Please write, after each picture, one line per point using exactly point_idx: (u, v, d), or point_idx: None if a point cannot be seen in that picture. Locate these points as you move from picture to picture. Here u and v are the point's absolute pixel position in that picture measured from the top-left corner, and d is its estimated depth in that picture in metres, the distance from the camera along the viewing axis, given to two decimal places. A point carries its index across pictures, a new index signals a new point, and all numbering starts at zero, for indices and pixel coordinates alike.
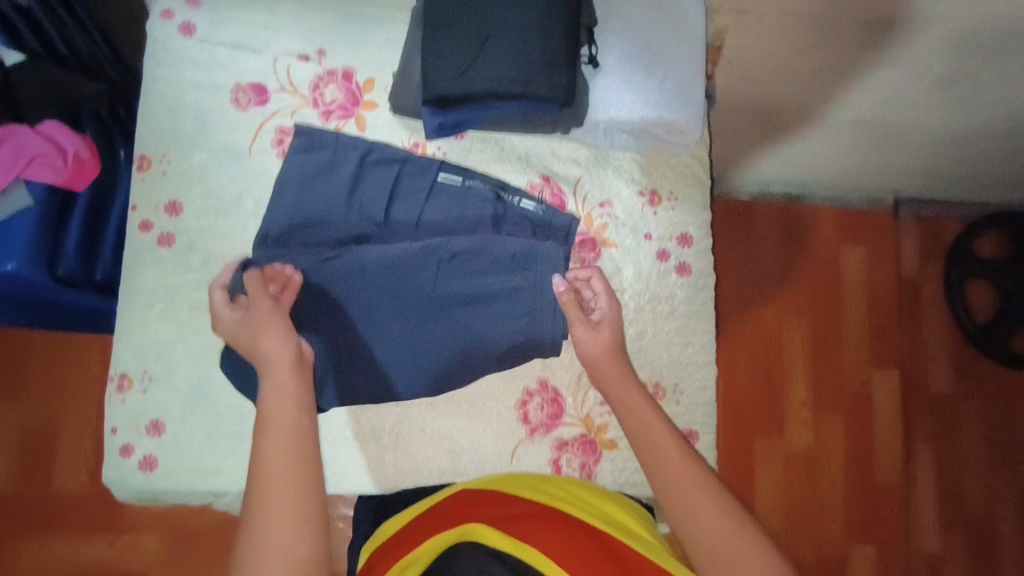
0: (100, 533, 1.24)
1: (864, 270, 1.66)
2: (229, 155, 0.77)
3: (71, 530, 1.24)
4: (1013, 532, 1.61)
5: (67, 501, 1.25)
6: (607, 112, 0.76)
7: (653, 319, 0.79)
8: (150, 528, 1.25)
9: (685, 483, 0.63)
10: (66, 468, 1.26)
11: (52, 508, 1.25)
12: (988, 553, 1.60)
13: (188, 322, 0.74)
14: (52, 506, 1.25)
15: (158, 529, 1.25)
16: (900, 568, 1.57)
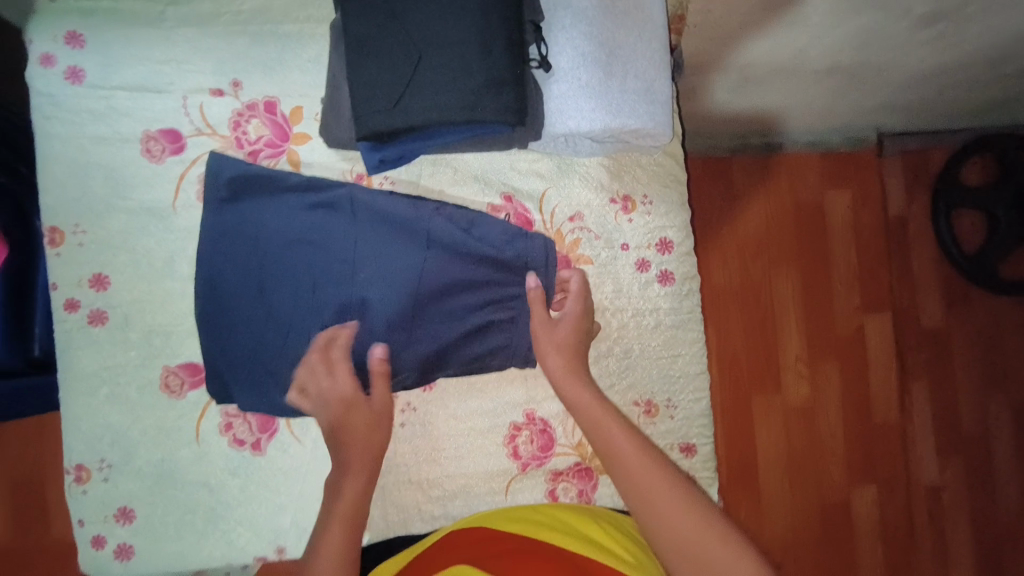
0: None
1: (851, 213, 1.60)
2: (151, 215, 0.69)
3: None
4: (1006, 451, 1.65)
5: None
6: (565, 123, 0.66)
7: (638, 334, 0.74)
8: None
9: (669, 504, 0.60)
10: None
11: None
12: (984, 474, 1.65)
13: (140, 403, 0.68)
14: None
15: None
16: (901, 502, 1.61)
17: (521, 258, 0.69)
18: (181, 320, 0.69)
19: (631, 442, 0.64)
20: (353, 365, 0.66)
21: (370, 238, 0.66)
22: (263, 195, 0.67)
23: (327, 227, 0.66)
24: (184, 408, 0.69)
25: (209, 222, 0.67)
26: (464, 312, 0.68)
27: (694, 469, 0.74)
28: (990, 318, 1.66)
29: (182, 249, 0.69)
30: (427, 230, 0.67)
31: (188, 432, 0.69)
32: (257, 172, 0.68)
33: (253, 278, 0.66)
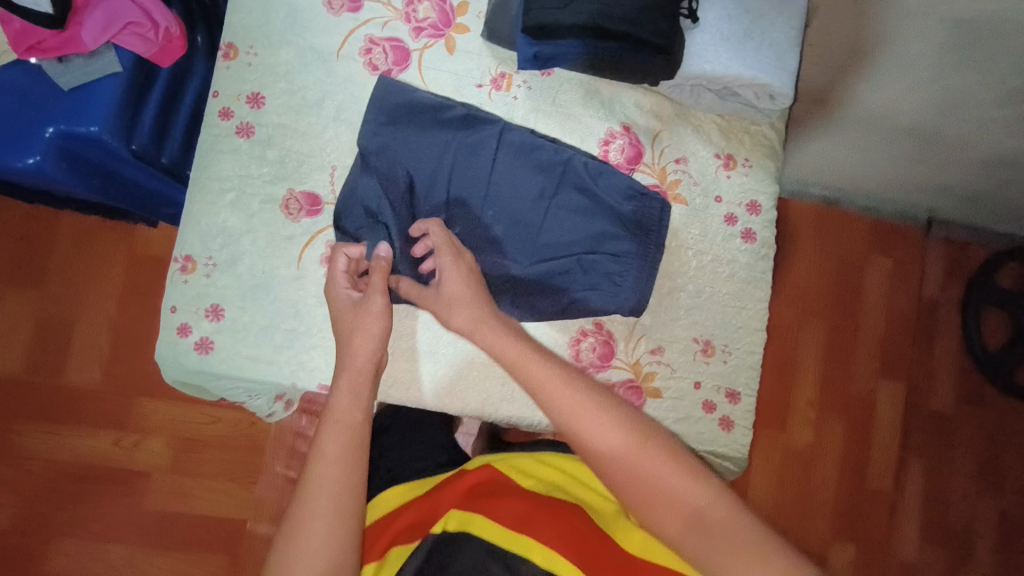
0: (108, 429, 1.25)
1: (885, 285, 1.65)
2: (316, 56, 0.76)
3: (81, 422, 1.25)
4: (988, 552, 1.63)
5: (80, 393, 1.26)
6: (702, 66, 0.74)
7: (712, 280, 0.80)
8: (158, 432, 1.26)
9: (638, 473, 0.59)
10: (81, 359, 1.26)
11: (67, 399, 1.25)
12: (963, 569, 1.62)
13: (257, 215, 0.74)
14: (66, 397, 1.26)
15: (166, 435, 1.26)
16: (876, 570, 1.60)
17: (640, 218, 0.75)
18: (314, 153, 0.75)
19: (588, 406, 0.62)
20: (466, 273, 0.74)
21: (510, 174, 0.75)
22: (423, 122, 0.75)
23: (475, 156, 0.75)
24: (293, 231, 0.74)
25: (374, 115, 0.74)
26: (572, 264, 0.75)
27: (734, 416, 0.79)
28: (999, 418, 1.68)
29: (332, 92, 0.76)
30: (562, 173, 0.75)
31: (292, 253, 0.74)
32: (418, 99, 0.75)
33: (398, 192, 0.74)
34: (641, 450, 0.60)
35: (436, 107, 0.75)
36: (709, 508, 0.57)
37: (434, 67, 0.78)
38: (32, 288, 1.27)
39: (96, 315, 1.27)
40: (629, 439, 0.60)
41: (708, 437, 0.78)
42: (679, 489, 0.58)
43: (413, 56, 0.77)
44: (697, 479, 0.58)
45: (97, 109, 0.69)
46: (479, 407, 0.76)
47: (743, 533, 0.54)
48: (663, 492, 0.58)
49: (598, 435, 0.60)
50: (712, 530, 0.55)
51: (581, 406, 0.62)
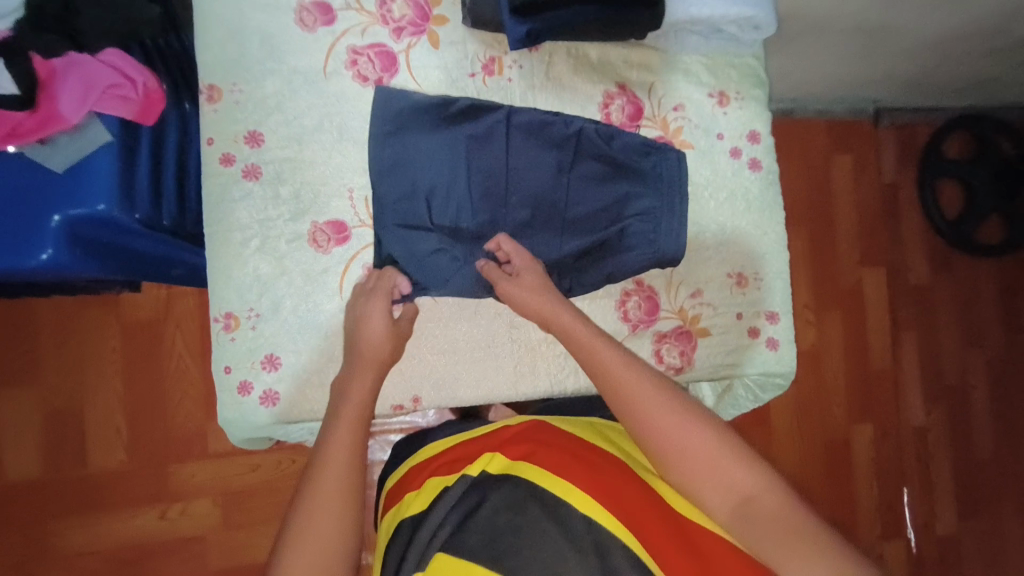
0: (148, 506, 1.13)
1: (852, 179, 1.72)
2: (304, 79, 0.73)
3: (116, 509, 1.12)
4: (983, 399, 1.79)
5: (107, 479, 1.12)
6: (688, 11, 0.75)
7: (732, 213, 0.83)
8: (201, 492, 1.14)
9: (687, 454, 0.58)
10: (100, 441, 1.12)
11: (93, 488, 1.11)
12: (966, 419, 1.78)
13: (287, 255, 0.73)
14: (90, 487, 1.11)
15: (210, 493, 1.14)
16: (893, 441, 1.71)
17: (661, 170, 0.76)
18: (327, 178, 0.74)
19: (640, 379, 0.63)
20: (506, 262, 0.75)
21: (526, 155, 0.76)
22: (429, 122, 0.74)
23: (488, 144, 0.75)
24: (327, 263, 0.74)
25: (379, 127, 0.73)
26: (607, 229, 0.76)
27: (776, 335, 0.84)
28: (968, 279, 1.81)
29: (329, 113, 0.74)
30: (576, 144, 0.76)
31: (332, 285, 0.74)
32: (419, 100, 0.74)
33: (422, 195, 0.73)
34: (696, 433, 0.59)
35: (437, 105, 0.74)
36: (759, 496, 0.55)
37: (423, 66, 0.77)
38: (22, 384, 1.11)
39: (105, 395, 1.12)
40: (684, 423, 0.59)
41: (760, 360, 0.83)
42: (727, 473, 0.57)
43: (400, 59, 0.76)
44: (746, 466, 0.57)
45: (99, 186, 0.66)
46: (548, 386, 0.79)
47: (794, 524, 0.53)
48: (715, 477, 0.57)
49: (656, 420, 0.60)
50: (764, 516, 0.54)
51: (641, 389, 0.62)
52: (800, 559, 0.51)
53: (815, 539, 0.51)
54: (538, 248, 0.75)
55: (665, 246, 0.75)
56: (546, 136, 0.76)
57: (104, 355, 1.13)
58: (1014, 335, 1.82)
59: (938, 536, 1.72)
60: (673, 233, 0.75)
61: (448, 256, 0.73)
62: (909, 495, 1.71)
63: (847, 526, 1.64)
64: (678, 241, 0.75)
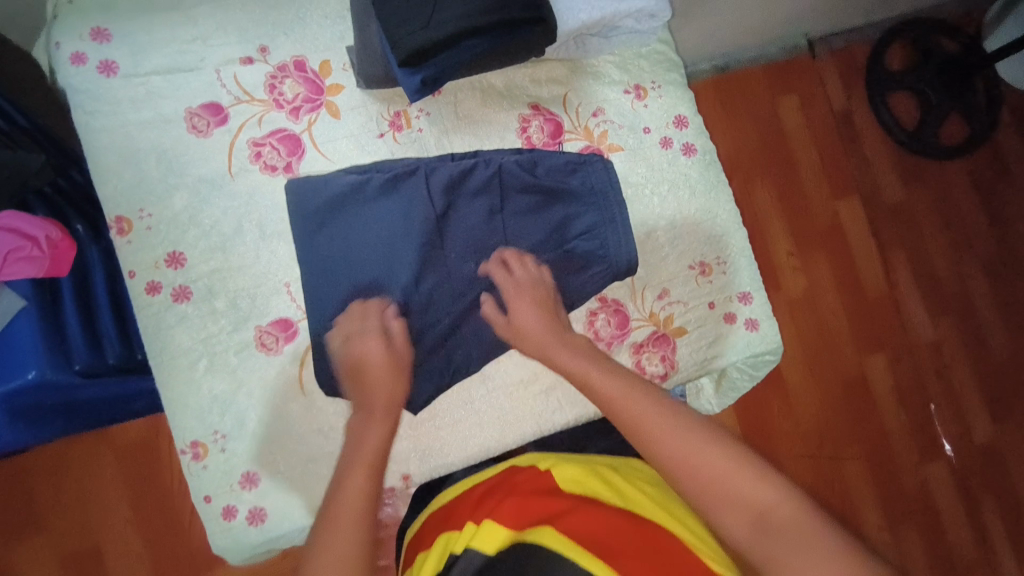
0: None
1: (803, 117, 1.68)
2: (211, 186, 0.71)
3: None
4: (987, 300, 1.76)
5: None
6: (576, 17, 0.71)
7: (678, 206, 0.81)
8: None
9: (704, 474, 0.54)
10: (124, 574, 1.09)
11: None
12: (974, 323, 1.75)
13: (240, 367, 0.71)
14: None
15: None
16: (908, 364, 1.68)
17: (594, 180, 0.75)
18: (263, 279, 0.72)
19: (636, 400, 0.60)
20: (461, 319, 0.72)
21: (455, 207, 0.73)
22: (351, 202, 0.71)
23: (415, 211, 0.72)
24: (283, 363, 0.72)
25: (298, 220, 0.71)
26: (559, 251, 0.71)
27: (754, 314, 0.82)
28: (943, 186, 1.77)
29: (247, 212, 0.72)
30: (501, 177, 0.74)
31: (292, 385, 0.72)
32: (333, 189, 0.71)
33: (363, 282, 0.70)
34: (707, 452, 0.55)
35: (353, 185, 0.72)
36: (777, 509, 0.52)
37: (328, 140, 0.74)
38: (29, 539, 1.08)
39: (116, 527, 1.10)
40: (678, 433, 0.56)
41: (744, 345, 0.81)
42: (738, 489, 0.53)
43: (304, 139, 0.74)
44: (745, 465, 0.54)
45: (24, 354, 0.64)
46: (536, 428, 0.77)
47: (809, 533, 0.50)
48: (718, 484, 0.54)
49: (663, 442, 0.56)
50: (782, 531, 0.50)
51: (633, 409, 0.60)
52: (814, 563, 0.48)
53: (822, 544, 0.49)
54: (496, 298, 0.73)
55: (614, 261, 0.73)
56: (473, 183, 0.74)
57: (105, 489, 1.10)
58: (1003, 229, 1.78)
59: (979, 447, 1.70)
60: (624, 246, 0.72)
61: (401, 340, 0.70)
62: (937, 414, 1.69)
63: (885, 461, 1.62)
64: (631, 250, 0.73)
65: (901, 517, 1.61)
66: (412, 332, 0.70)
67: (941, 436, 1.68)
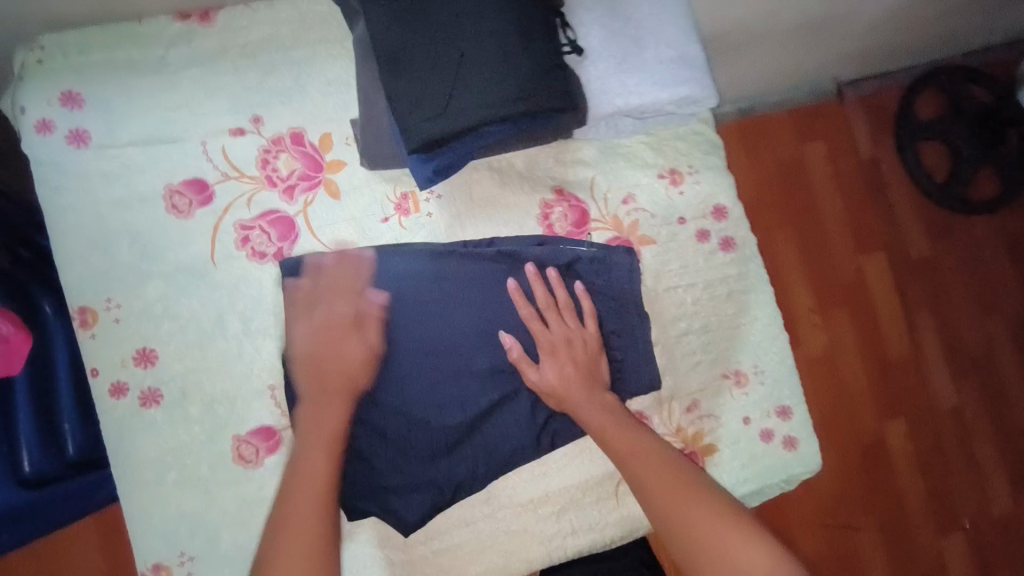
0: None
1: (830, 164, 1.29)
2: (190, 274, 0.63)
3: None
4: (1019, 371, 1.40)
5: None
6: (612, 101, 0.65)
7: (714, 307, 0.73)
8: None
9: (695, 528, 0.55)
10: None
11: None
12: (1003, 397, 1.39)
13: (213, 481, 0.62)
14: None
15: None
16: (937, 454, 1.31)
17: (617, 279, 0.67)
18: (244, 381, 0.64)
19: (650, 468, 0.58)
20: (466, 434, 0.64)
21: (467, 307, 0.64)
22: (340, 289, 0.62)
23: (421, 301, 0.64)
24: (262, 477, 0.63)
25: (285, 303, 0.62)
26: (582, 368, 0.63)
27: (794, 432, 0.73)
28: (977, 248, 1.39)
29: (229, 304, 0.63)
30: (519, 269, 0.66)
31: (273, 502, 0.63)
32: (328, 269, 0.63)
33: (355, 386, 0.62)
34: (699, 509, 0.56)
35: (343, 272, 0.63)
36: (761, 573, 0.52)
37: (326, 223, 0.66)
38: None
39: None
40: (688, 505, 0.56)
41: (781, 466, 0.72)
42: (729, 552, 0.53)
43: (298, 222, 0.65)
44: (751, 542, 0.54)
45: None
46: (544, 554, 0.68)
47: None
48: (724, 560, 0.53)
49: (657, 491, 0.57)
50: None
51: (643, 469, 0.58)
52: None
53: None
54: (511, 407, 0.65)
55: (642, 368, 0.67)
56: (479, 274, 0.65)
57: None
58: None
59: (998, 523, 1.35)
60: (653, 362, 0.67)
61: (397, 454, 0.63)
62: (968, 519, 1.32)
63: (909, 553, 1.26)
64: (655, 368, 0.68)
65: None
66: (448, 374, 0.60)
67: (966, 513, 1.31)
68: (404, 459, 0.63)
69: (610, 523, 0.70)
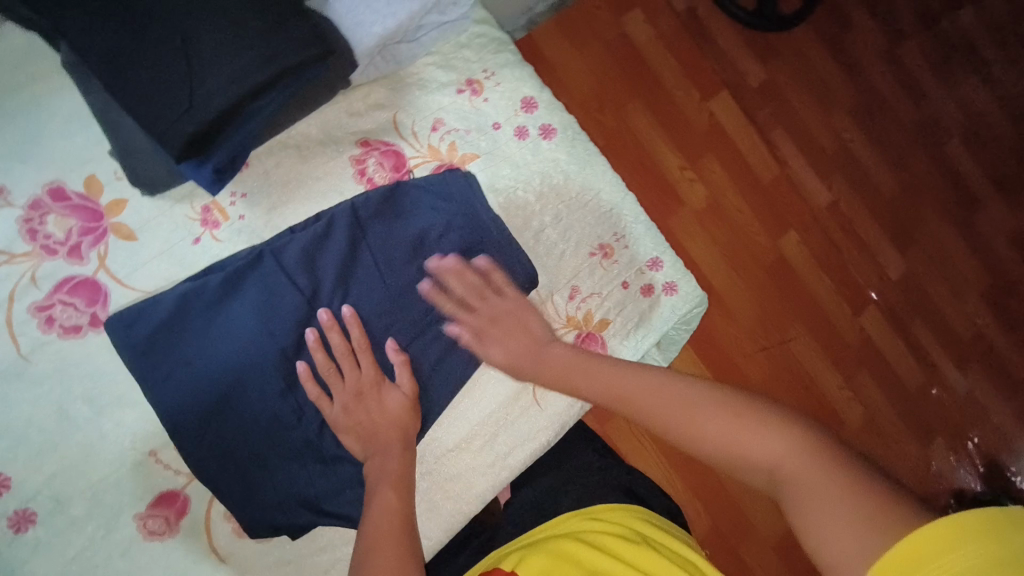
0: None
1: (652, 27, 1.23)
2: (5, 380, 0.56)
3: None
4: (873, 158, 1.38)
5: None
6: (372, 31, 0.61)
7: (557, 196, 0.74)
8: None
9: (711, 431, 0.51)
10: None
11: None
12: (872, 187, 1.37)
13: (133, 571, 0.59)
14: None
15: None
16: (834, 254, 1.32)
17: (459, 196, 0.65)
18: (120, 460, 0.59)
19: (637, 383, 0.59)
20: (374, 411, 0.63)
21: (314, 293, 0.61)
22: (180, 325, 0.59)
23: (274, 300, 0.60)
24: (185, 542, 0.60)
25: (134, 360, 0.58)
26: None
27: (670, 277, 0.78)
28: (804, 60, 1.35)
29: (66, 392, 0.58)
30: (359, 231, 0.63)
31: (206, 559, 0.61)
32: (168, 307, 0.58)
33: (240, 416, 0.59)
34: (704, 419, 0.52)
35: (181, 306, 0.59)
36: (781, 463, 0.47)
37: (133, 268, 0.60)
38: None
39: None
40: (692, 411, 0.53)
41: (669, 312, 0.77)
42: (747, 449, 0.49)
43: (102, 281, 0.59)
44: (768, 429, 0.49)
45: None
46: (492, 481, 0.70)
47: (818, 481, 0.44)
48: (738, 455, 0.50)
49: (662, 416, 0.56)
50: (790, 485, 0.45)
51: (645, 396, 0.58)
52: (852, 544, 0.40)
53: (870, 515, 0.40)
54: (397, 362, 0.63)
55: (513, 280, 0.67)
56: (320, 248, 0.62)
57: None
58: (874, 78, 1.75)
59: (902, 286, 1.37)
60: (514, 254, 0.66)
61: (309, 460, 0.62)
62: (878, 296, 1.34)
63: (837, 341, 1.30)
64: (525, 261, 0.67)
65: (857, 370, 1.30)
66: (383, 394, 0.62)
67: (868, 284, 1.33)
68: (323, 465, 0.62)
69: (541, 428, 0.72)
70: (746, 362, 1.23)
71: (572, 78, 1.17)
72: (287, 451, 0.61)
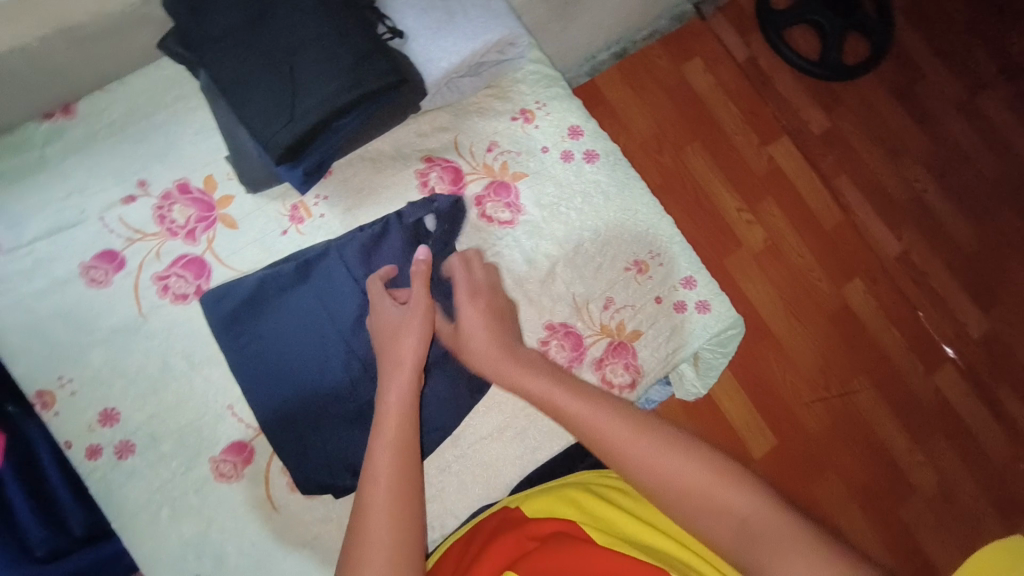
0: None
1: (710, 75, 1.29)
2: (126, 333, 0.69)
3: None
4: (950, 208, 1.33)
5: None
6: (440, 66, 0.72)
7: (596, 213, 0.80)
8: None
9: (691, 479, 0.55)
10: None
11: None
12: (947, 238, 1.32)
13: (202, 506, 0.68)
14: None
15: None
16: (901, 304, 1.27)
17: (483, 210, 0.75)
18: (202, 409, 0.70)
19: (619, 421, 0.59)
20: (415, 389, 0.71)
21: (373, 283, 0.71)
22: (259, 303, 0.70)
23: (338, 287, 0.70)
24: (247, 487, 0.69)
25: (219, 329, 0.69)
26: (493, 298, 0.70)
27: (703, 296, 0.82)
28: (870, 108, 1.35)
29: (170, 347, 0.70)
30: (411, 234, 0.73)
31: (263, 505, 0.70)
32: (251, 286, 0.70)
33: (300, 382, 0.69)
34: (680, 466, 0.56)
35: (261, 287, 0.70)
36: (754, 517, 0.52)
37: (232, 252, 0.73)
38: None
39: None
40: (665, 452, 0.57)
41: (700, 329, 0.81)
42: (725, 499, 0.54)
43: (207, 259, 0.72)
44: (752, 490, 0.54)
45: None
46: (519, 470, 0.75)
47: (788, 538, 0.50)
48: (711, 503, 0.54)
49: (637, 458, 0.57)
50: (762, 541, 0.50)
51: (613, 433, 0.58)
52: None
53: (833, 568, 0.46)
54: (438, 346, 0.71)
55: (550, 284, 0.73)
56: (377, 246, 0.72)
57: None
58: None
59: (979, 342, 1.29)
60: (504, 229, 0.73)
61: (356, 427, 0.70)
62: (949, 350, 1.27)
63: (903, 396, 1.23)
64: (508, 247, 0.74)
65: (924, 428, 1.22)
66: None
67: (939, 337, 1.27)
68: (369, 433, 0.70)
69: None
70: (801, 410, 1.19)
71: (629, 119, 1.25)
72: (338, 418, 0.69)
